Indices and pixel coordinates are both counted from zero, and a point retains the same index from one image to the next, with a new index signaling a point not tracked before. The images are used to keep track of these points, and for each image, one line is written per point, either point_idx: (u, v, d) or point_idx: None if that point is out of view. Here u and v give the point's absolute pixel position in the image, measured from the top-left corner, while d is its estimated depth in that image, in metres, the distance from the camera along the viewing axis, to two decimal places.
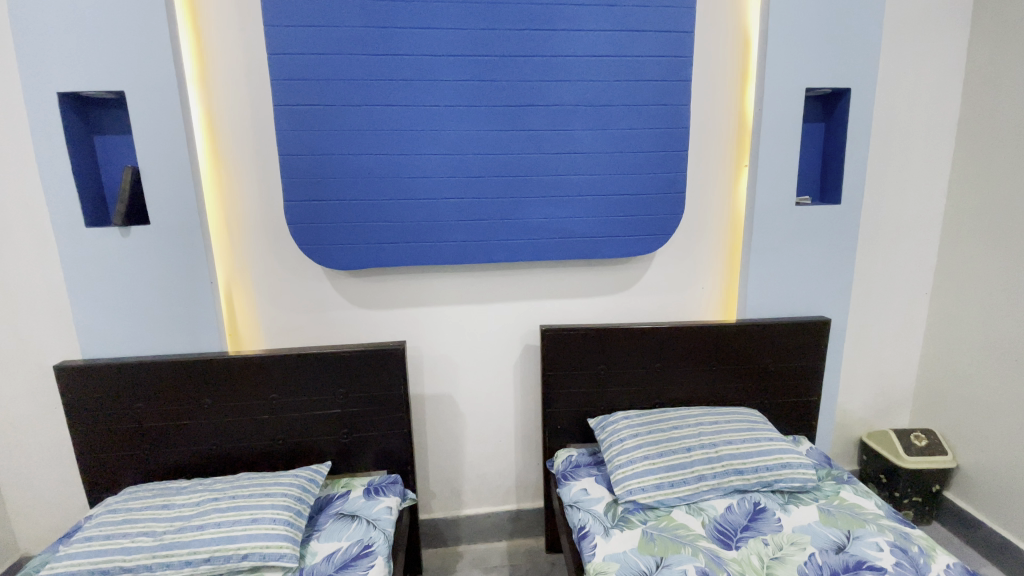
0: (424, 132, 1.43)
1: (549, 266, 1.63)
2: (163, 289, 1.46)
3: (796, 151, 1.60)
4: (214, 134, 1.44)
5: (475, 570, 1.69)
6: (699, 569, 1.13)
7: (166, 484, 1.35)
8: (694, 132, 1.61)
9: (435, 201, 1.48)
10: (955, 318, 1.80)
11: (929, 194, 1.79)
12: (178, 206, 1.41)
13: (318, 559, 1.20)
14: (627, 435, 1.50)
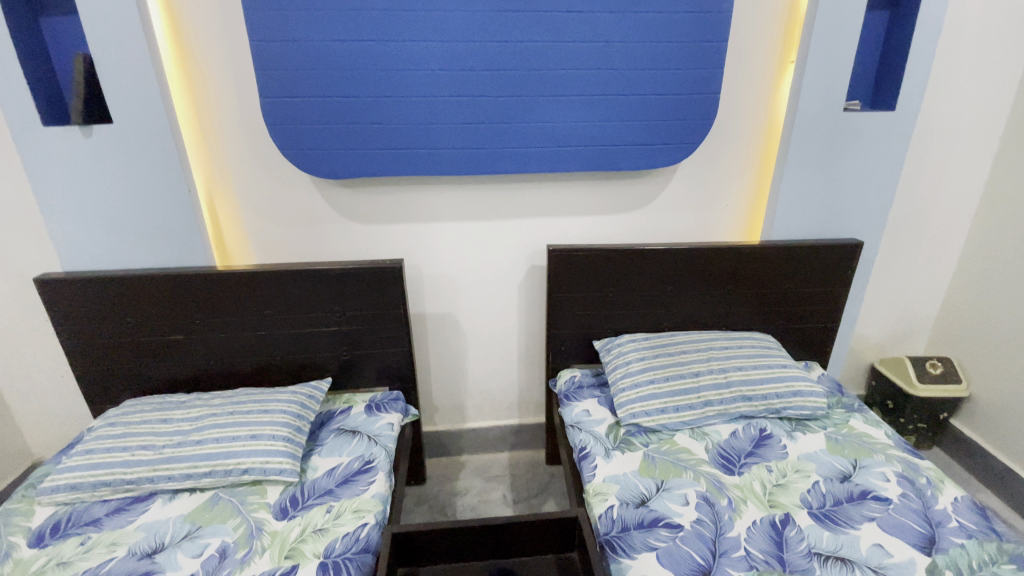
0: (417, 13, 1.21)
1: (558, 178, 1.48)
2: (139, 199, 1.35)
3: (854, 45, 1.36)
4: (174, 13, 1.23)
5: (477, 479, 1.74)
6: (700, 494, 1.12)
7: (165, 398, 1.34)
8: (736, 19, 1.37)
9: (433, 99, 1.30)
10: (996, 244, 1.65)
11: (997, 101, 1.55)
12: (142, 102, 1.25)
13: (320, 474, 1.20)
14: (633, 359, 1.45)
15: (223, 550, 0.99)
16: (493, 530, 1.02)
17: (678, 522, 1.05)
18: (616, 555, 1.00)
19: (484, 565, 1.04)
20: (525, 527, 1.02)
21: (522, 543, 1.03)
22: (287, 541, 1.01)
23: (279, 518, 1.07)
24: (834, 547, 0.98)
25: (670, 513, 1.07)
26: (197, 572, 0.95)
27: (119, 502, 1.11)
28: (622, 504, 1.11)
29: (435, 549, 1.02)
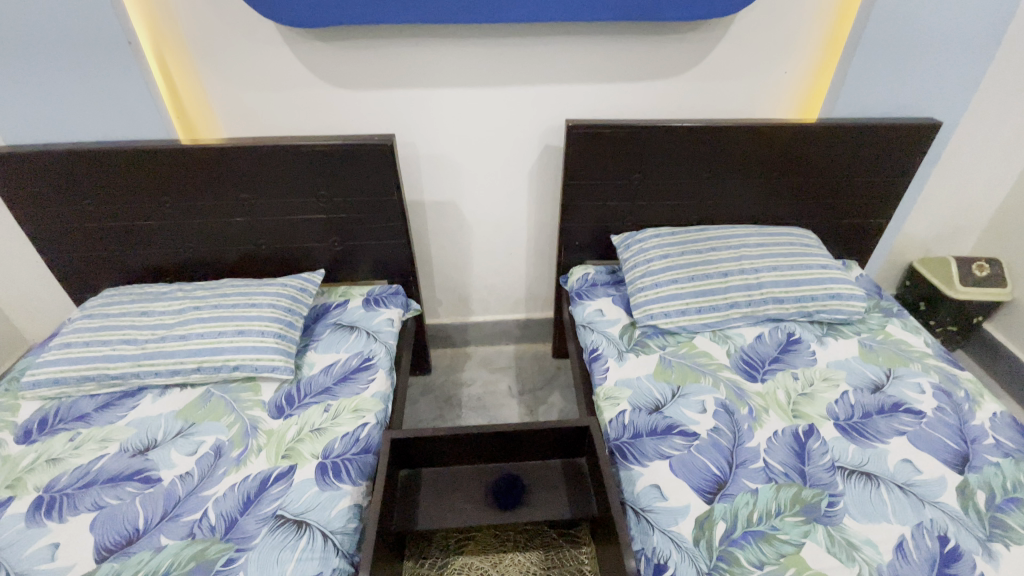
0: None
1: (583, 33, 1.20)
2: (71, 53, 1.10)
3: None
4: None
5: (482, 371, 1.70)
6: (720, 401, 1.04)
7: (144, 289, 1.24)
8: None
9: None
10: None
11: None
12: None
13: (316, 371, 1.12)
14: (655, 255, 1.30)
15: (218, 449, 0.96)
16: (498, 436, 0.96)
17: (694, 431, 0.98)
18: (626, 462, 0.94)
19: (489, 467, 1.01)
20: (531, 434, 0.96)
21: (527, 448, 0.98)
22: (285, 441, 0.97)
23: (276, 417, 1.02)
24: (860, 461, 0.93)
25: (686, 421, 1.00)
26: (193, 470, 0.92)
27: (107, 397, 1.07)
28: (635, 409, 1.02)
29: (438, 450, 0.98)
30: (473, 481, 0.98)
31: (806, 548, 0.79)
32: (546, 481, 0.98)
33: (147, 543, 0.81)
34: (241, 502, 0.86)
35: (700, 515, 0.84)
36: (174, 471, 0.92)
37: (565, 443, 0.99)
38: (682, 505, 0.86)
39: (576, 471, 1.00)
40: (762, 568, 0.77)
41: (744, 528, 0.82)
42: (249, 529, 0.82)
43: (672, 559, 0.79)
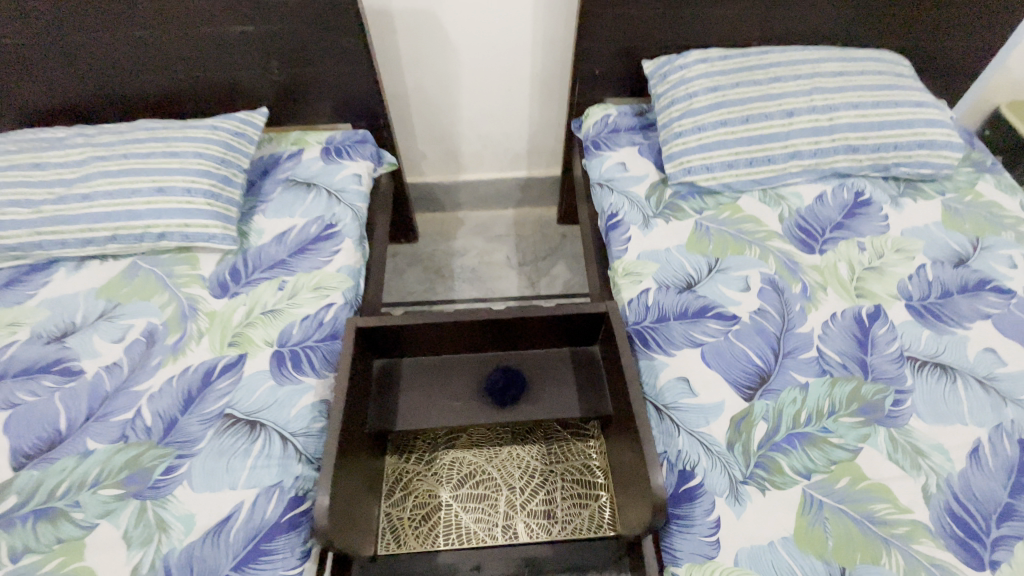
0: None
1: None
2: None
3: None
4: None
5: (477, 238, 1.48)
6: (767, 278, 0.84)
7: (30, 134, 0.95)
8: None
9: None
10: None
11: None
12: None
13: (266, 240, 0.90)
14: (700, 89, 0.99)
15: (150, 334, 0.79)
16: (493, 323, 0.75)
17: (733, 314, 0.79)
18: (647, 350, 0.77)
19: (482, 357, 0.80)
20: (532, 322, 0.75)
21: (527, 339, 0.78)
22: (230, 326, 0.79)
23: (218, 296, 0.83)
24: (934, 351, 0.76)
25: (724, 302, 0.81)
26: (122, 361, 0.76)
27: (11, 272, 0.87)
28: (661, 288, 0.82)
29: (421, 337, 0.75)
30: (465, 374, 0.78)
31: (863, 454, 0.65)
32: (553, 374, 0.78)
33: (69, 448, 0.67)
34: (180, 399, 0.71)
35: (737, 414, 0.69)
36: (98, 362, 0.76)
37: (577, 332, 0.78)
38: (715, 402, 0.70)
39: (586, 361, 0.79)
40: (809, 478, 0.63)
41: (788, 429, 0.68)
42: (191, 432, 0.68)
43: (700, 465, 0.65)
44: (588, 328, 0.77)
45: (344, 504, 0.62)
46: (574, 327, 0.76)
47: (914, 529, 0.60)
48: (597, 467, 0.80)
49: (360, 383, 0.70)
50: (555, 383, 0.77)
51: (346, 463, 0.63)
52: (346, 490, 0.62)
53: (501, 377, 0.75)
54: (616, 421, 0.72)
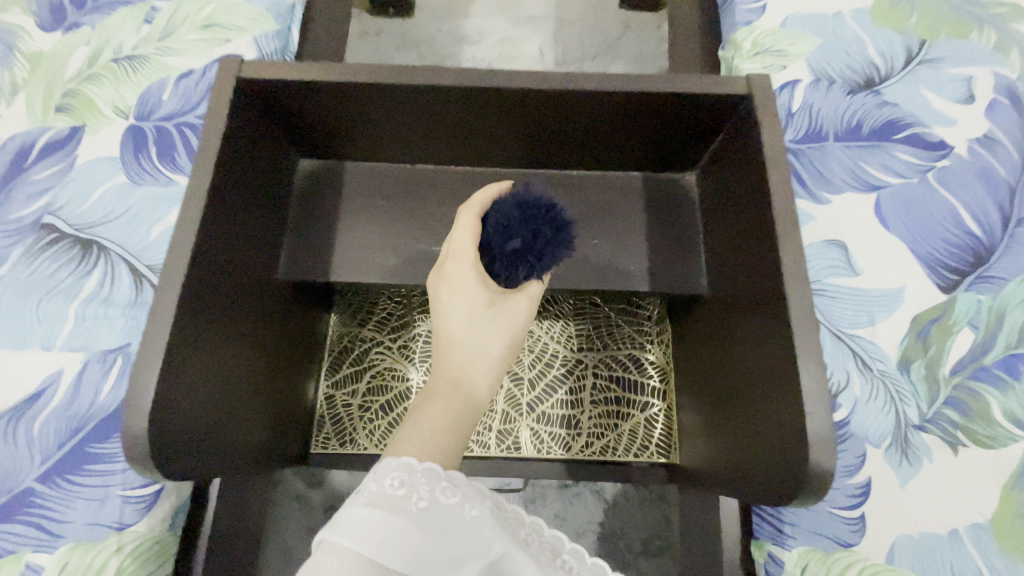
0: None
1: None
2: None
3: None
4: None
5: (501, 19, 0.99)
6: (1001, 87, 0.48)
7: None
8: None
9: None
10: None
11: None
12: None
13: None
14: None
15: None
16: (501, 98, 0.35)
17: (941, 141, 0.45)
18: (814, 181, 0.43)
19: (483, 172, 0.44)
20: (593, 112, 0.36)
21: (578, 144, 0.40)
22: (61, 80, 0.46)
23: (47, 30, 0.49)
24: None
25: (926, 117, 0.45)
26: None
27: None
28: (816, 82, 0.46)
29: (379, 122, 0.39)
30: (451, 201, 0.43)
31: None
32: (615, 220, 0.42)
33: None
34: None
35: (925, 314, 0.39)
36: None
37: (675, 145, 0.39)
38: (887, 292, 0.39)
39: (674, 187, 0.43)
40: None
41: (1010, 347, 0.38)
42: None
43: (851, 392, 0.37)
44: (695, 139, 0.39)
45: (241, 389, 0.35)
46: (672, 133, 0.38)
47: None
48: (652, 363, 0.48)
49: (266, 194, 0.38)
50: (623, 238, 0.41)
51: (248, 310, 0.35)
52: (244, 365, 0.35)
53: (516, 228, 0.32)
54: (702, 310, 0.40)
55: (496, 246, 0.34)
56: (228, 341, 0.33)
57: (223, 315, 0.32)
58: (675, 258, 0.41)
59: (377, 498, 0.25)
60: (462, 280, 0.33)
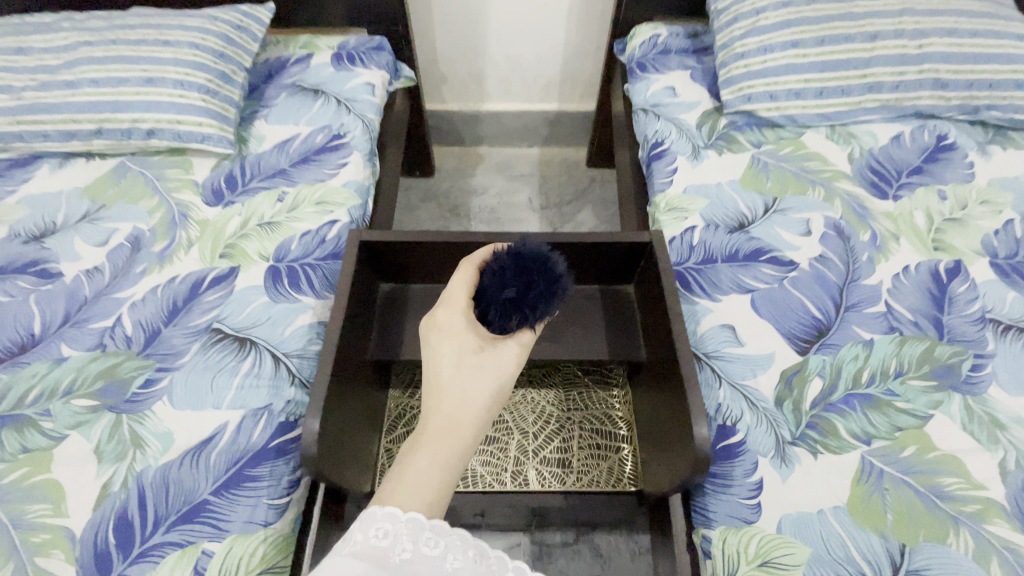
0: None
1: None
2: None
3: None
4: None
5: (498, 177, 1.34)
6: (830, 223, 0.73)
7: (21, 20, 0.88)
8: None
9: None
10: None
11: None
12: None
13: (266, 148, 0.81)
14: (771, 5, 0.85)
15: (135, 240, 0.71)
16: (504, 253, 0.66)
17: (790, 260, 0.69)
18: (691, 293, 0.68)
19: None
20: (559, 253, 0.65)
21: None
22: (222, 236, 0.71)
23: (212, 205, 0.75)
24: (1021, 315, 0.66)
25: (780, 246, 0.70)
26: (103, 266, 0.69)
27: None
28: (706, 227, 0.72)
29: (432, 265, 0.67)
30: None
31: (932, 422, 0.57)
32: (580, 311, 0.68)
33: (44, 353, 0.61)
34: (164, 308, 0.64)
35: (788, 368, 0.60)
36: (78, 267, 0.69)
37: (610, 265, 0.67)
38: (763, 355, 0.61)
39: (616, 300, 0.70)
40: (870, 444, 0.55)
41: (848, 390, 0.59)
42: (175, 344, 0.61)
43: (744, 421, 0.57)
44: (621, 260, 0.66)
45: (348, 430, 0.58)
46: (608, 259, 0.66)
47: (987, 507, 0.52)
48: (620, 418, 0.70)
49: (363, 312, 0.64)
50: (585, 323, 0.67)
51: (354, 384, 0.60)
52: (350, 417, 0.58)
53: (514, 283, 0.49)
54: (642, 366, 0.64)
55: (495, 299, 0.49)
56: (345, 398, 0.57)
57: (343, 384, 0.56)
58: (620, 332, 0.66)
59: (370, 549, 0.37)
60: (462, 338, 0.49)
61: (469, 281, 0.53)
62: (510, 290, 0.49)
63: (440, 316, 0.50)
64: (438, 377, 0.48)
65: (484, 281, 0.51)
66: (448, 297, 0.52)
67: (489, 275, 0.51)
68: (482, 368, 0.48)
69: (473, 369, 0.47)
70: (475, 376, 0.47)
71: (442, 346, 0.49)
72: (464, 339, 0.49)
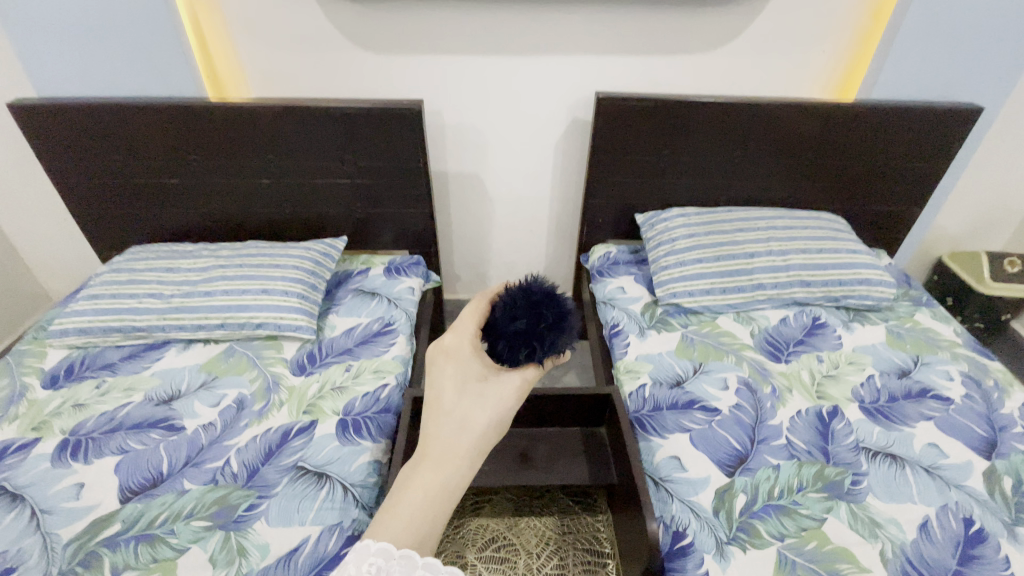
0: None
1: (601, 5, 1.16)
2: (111, 27, 1.12)
3: None
4: None
5: None
6: (742, 380, 1.03)
7: (171, 248, 1.27)
8: None
9: None
10: None
11: None
12: None
13: (337, 333, 1.13)
14: (681, 234, 1.28)
15: (240, 402, 0.97)
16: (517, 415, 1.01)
17: (715, 407, 0.97)
18: (646, 434, 0.93)
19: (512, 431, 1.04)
20: (552, 403, 1.00)
21: (548, 414, 1.02)
22: (305, 398, 0.98)
23: (297, 374, 1.04)
24: (885, 443, 0.91)
25: (707, 397, 0.99)
26: (216, 421, 0.93)
27: (132, 348, 1.10)
28: (655, 385, 1.01)
29: None
30: None
31: (828, 523, 0.78)
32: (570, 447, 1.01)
33: (170, 486, 0.82)
34: (262, 452, 0.88)
35: (722, 486, 0.83)
36: (196, 422, 0.93)
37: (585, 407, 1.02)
38: (701, 477, 0.85)
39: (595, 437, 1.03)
40: (783, 540, 0.76)
41: (765, 502, 0.81)
42: (270, 478, 0.83)
43: (691, 526, 0.78)
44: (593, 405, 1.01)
45: None
46: (583, 404, 1.01)
47: None
48: (603, 537, 0.95)
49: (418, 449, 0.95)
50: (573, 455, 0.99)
51: None
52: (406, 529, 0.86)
53: (524, 318, 0.57)
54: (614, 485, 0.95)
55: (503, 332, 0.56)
56: None
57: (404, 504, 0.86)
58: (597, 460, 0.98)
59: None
60: (469, 363, 0.53)
61: (479, 310, 0.58)
62: (520, 323, 0.56)
63: (449, 340, 0.54)
64: (440, 397, 0.50)
65: (496, 315, 0.58)
66: (457, 325, 0.57)
67: (500, 306, 0.59)
68: (482, 393, 0.51)
69: (474, 393, 0.51)
70: (476, 398, 0.51)
71: (448, 370, 0.52)
72: (469, 365, 0.53)
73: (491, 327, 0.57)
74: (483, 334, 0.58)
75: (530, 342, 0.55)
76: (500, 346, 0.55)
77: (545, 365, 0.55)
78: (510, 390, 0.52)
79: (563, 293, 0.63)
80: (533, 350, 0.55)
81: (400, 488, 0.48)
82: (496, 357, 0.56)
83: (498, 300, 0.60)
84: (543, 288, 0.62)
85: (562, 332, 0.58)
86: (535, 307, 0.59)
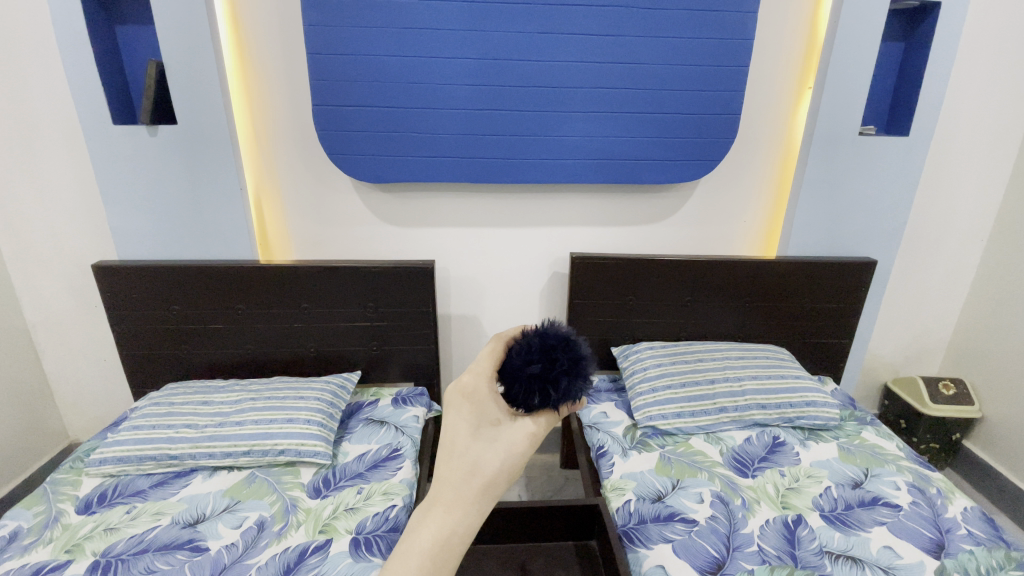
0: (446, 32, 1.29)
1: (571, 191, 1.54)
2: (193, 208, 1.44)
3: (866, 85, 1.43)
4: (242, 42, 1.34)
5: None
6: (715, 493, 1.15)
7: (205, 384, 1.44)
8: (755, 65, 1.46)
9: (457, 110, 1.36)
10: (996, 274, 1.69)
11: (1008, 144, 1.58)
12: (206, 120, 1.35)
13: (350, 459, 1.25)
14: (650, 364, 1.50)
15: (261, 523, 1.06)
16: (516, 529, 1.17)
17: (693, 518, 1.08)
18: (633, 545, 1.03)
19: (518, 546, 1.18)
20: (549, 515, 1.16)
21: (549, 529, 1.18)
22: (321, 517, 1.08)
23: (313, 497, 1.14)
24: (845, 546, 1.02)
25: (686, 508, 1.11)
26: (238, 541, 1.01)
27: (161, 476, 1.20)
28: (639, 499, 1.13)
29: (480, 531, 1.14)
30: None
31: None
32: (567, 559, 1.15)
33: None
34: (281, 569, 0.95)
35: None
36: (219, 543, 1.01)
37: (579, 520, 1.18)
38: None
39: (589, 550, 1.18)
40: None
41: None
42: None
43: None
44: (585, 516, 1.17)
45: None
46: (576, 515, 1.17)
47: None
48: None
49: None
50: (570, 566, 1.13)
51: None
52: None
53: (541, 362, 0.62)
54: None
55: (519, 376, 0.61)
56: None
57: None
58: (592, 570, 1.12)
59: None
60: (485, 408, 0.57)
61: (496, 354, 0.63)
62: (537, 367, 0.61)
63: (467, 380, 0.59)
64: (456, 440, 0.54)
65: (513, 357, 0.63)
66: (475, 366, 0.61)
67: (515, 351, 0.64)
68: (496, 437, 0.54)
69: (487, 438, 0.54)
70: (488, 443, 0.54)
71: (465, 413, 0.56)
72: (485, 409, 0.57)
73: (507, 370, 0.62)
74: (499, 378, 0.62)
75: (545, 387, 0.60)
76: (516, 388, 0.60)
77: (558, 411, 0.60)
78: (524, 434, 0.55)
79: (577, 338, 0.68)
80: (547, 396, 0.60)
81: (411, 531, 0.51)
82: (510, 401, 0.60)
83: (514, 345, 0.66)
84: (560, 333, 0.68)
85: (576, 377, 0.64)
86: (550, 352, 0.64)
